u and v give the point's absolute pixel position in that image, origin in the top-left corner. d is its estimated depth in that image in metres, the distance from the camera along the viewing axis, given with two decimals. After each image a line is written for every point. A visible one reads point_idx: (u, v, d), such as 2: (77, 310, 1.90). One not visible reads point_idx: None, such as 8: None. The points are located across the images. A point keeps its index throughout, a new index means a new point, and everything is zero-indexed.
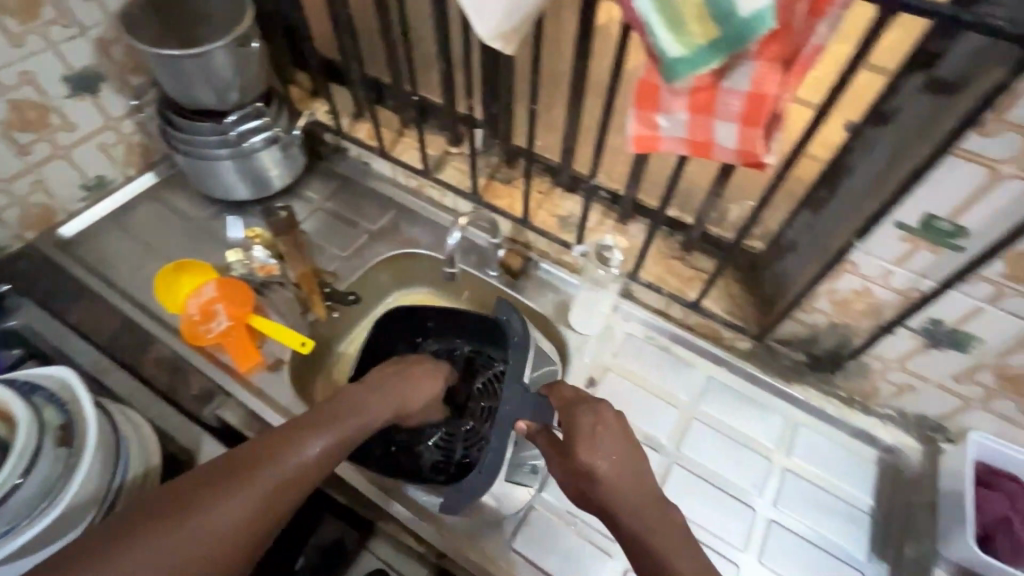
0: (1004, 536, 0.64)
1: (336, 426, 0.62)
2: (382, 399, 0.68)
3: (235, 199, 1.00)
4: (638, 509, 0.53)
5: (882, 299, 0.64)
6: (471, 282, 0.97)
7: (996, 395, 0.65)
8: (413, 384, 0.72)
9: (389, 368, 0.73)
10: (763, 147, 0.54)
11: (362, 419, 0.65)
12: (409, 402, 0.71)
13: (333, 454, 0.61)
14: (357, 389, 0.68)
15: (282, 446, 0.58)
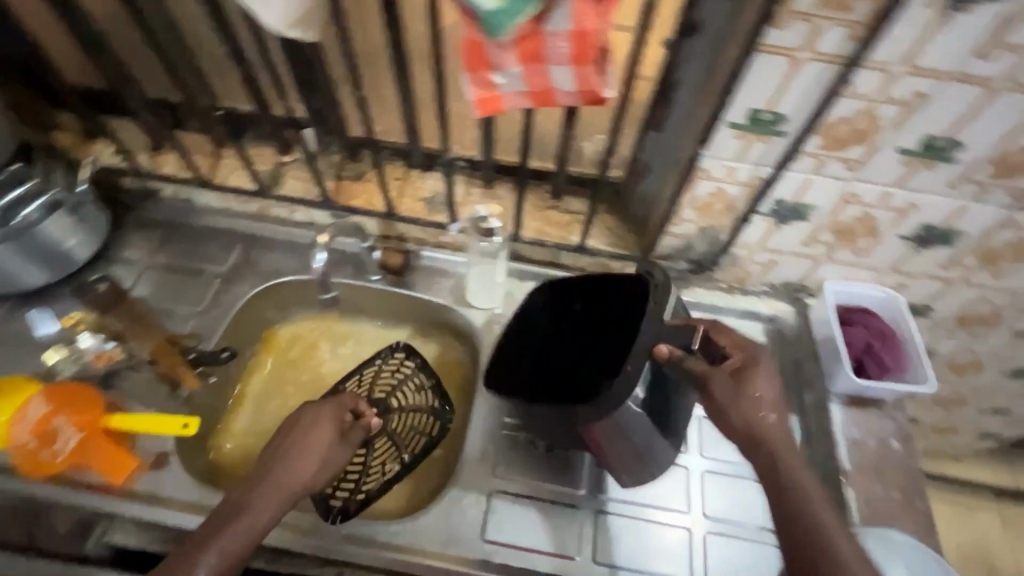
0: (871, 362, 0.76)
1: (220, 535, 0.56)
2: (272, 486, 0.60)
3: (32, 287, 0.80)
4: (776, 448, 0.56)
5: (733, 193, 0.70)
6: (351, 292, 0.90)
7: (836, 247, 0.76)
8: (299, 451, 0.63)
9: (283, 438, 0.64)
10: (600, 83, 0.54)
11: (252, 515, 0.57)
12: (297, 479, 0.61)
13: (241, 549, 0.56)
14: (295, 423, 0.65)
15: (206, 543, 0.55)
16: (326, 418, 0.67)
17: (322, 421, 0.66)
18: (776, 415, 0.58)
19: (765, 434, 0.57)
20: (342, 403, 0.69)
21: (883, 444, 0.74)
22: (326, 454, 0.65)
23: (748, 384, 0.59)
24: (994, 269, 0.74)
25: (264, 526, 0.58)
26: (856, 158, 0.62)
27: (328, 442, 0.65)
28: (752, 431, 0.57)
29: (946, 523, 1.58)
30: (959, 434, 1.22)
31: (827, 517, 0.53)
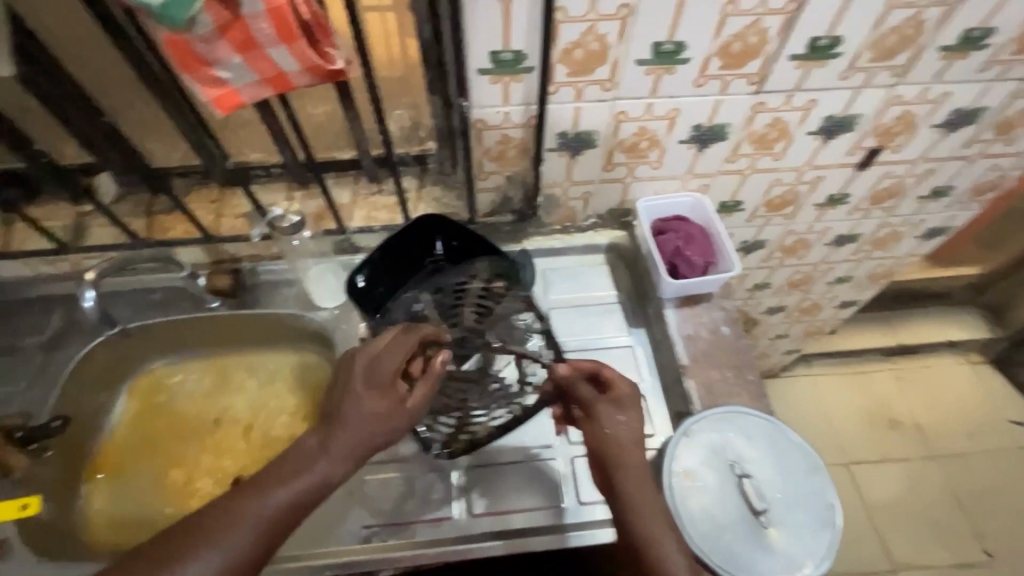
0: (683, 263, 0.81)
1: (285, 484, 0.53)
2: (346, 433, 0.56)
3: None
4: (620, 479, 0.60)
5: (518, 137, 0.73)
6: (190, 326, 0.86)
7: (634, 166, 0.80)
8: (367, 395, 0.58)
9: (370, 368, 0.60)
10: (322, 56, 0.54)
11: (319, 473, 0.54)
12: (365, 419, 0.56)
13: (277, 519, 0.53)
14: (375, 365, 0.60)
15: (277, 486, 0.53)
16: (388, 361, 0.60)
17: (388, 365, 0.60)
18: (633, 437, 0.62)
19: (618, 461, 0.61)
20: (404, 349, 0.62)
21: (715, 332, 0.80)
22: (395, 404, 0.58)
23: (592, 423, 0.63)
24: (771, 152, 0.81)
25: (302, 494, 0.54)
26: (606, 78, 0.66)
27: (399, 390, 0.59)
28: (609, 464, 0.61)
29: (848, 390, 1.73)
30: (823, 309, 1.33)
31: (668, 542, 0.57)
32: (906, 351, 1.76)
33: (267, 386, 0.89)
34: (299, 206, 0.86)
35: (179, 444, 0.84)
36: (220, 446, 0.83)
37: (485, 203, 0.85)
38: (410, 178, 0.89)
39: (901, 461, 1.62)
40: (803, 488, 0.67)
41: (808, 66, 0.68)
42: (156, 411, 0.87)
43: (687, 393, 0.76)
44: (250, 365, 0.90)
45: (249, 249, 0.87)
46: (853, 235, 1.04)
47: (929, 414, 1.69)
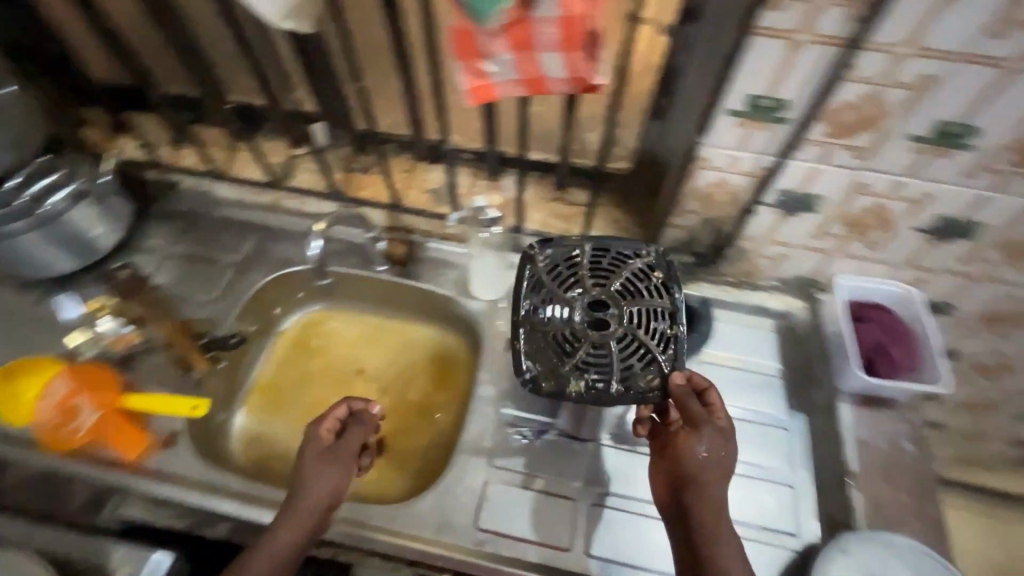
0: (883, 361, 0.72)
1: (284, 519, 0.61)
2: (294, 497, 0.63)
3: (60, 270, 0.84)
4: (711, 512, 0.55)
5: (737, 183, 0.68)
6: (357, 282, 0.91)
7: (848, 240, 0.73)
8: (315, 471, 0.65)
9: (324, 443, 0.67)
10: (589, 69, 0.54)
11: (310, 504, 0.62)
12: (321, 496, 0.63)
13: (299, 544, 0.60)
14: (330, 445, 0.67)
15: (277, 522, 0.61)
16: (329, 438, 0.68)
17: (343, 440, 0.68)
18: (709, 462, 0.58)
19: (698, 487, 0.57)
20: (366, 425, 0.70)
21: (894, 445, 0.71)
22: (347, 477, 0.66)
23: (692, 437, 0.59)
24: (1021, 263, 0.70)
25: (317, 525, 0.62)
26: (865, 145, 0.60)
27: (350, 464, 0.67)
28: (692, 488, 0.57)
29: (979, 535, 1.50)
30: (991, 441, 1.15)
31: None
32: None
33: (407, 357, 0.92)
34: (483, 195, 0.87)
35: (321, 386, 0.90)
36: (356, 400, 0.88)
37: (667, 238, 0.81)
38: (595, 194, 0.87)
39: None
40: None
41: None
42: (310, 349, 0.93)
43: (848, 503, 0.68)
44: (395, 331, 0.94)
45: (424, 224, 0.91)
46: None
47: None
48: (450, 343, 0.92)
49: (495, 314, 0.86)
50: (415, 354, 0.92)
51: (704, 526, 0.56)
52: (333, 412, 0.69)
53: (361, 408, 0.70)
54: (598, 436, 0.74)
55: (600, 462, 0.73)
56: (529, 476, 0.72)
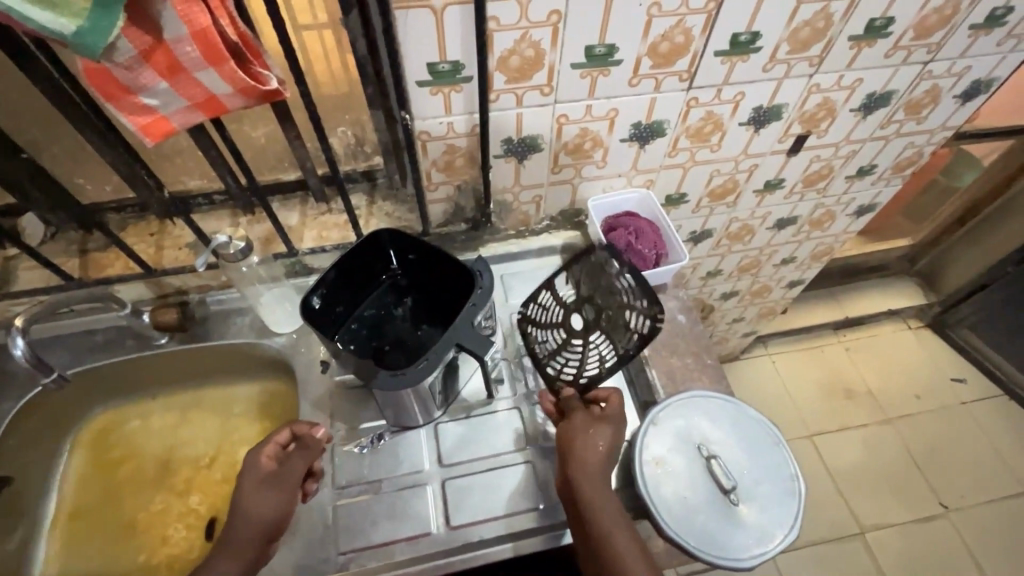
0: (635, 257, 0.83)
1: (224, 548, 0.59)
2: (238, 516, 0.60)
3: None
4: (591, 452, 0.64)
5: (463, 145, 0.74)
6: (139, 366, 0.82)
7: (580, 166, 0.82)
8: (261, 496, 0.62)
9: (270, 469, 0.64)
10: (252, 78, 0.53)
11: (248, 525, 0.60)
12: (264, 519, 0.60)
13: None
14: (276, 469, 0.64)
15: (227, 541, 0.59)
16: (272, 464, 0.64)
17: (287, 466, 0.65)
18: (606, 455, 0.65)
19: (588, 467, 0.63)
20: (310, 451, 0.67)
21: (671, 321, 0.83)
22: (292, 501, 0.64)
23: (580, 415, 0.68)
24: (708, 143, 0.84)
25: (254, 559, 0.60)
26: (543, 83, 0.68)
27: (296, 488, 0.65)
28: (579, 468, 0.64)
29: (805, 366, 1.81)
30: (774, 289, 1.39)
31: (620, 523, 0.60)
32: (853, 323, 1.86)
33: (228, 422, 0.86)
34: (245, 230, 0.84)
35: (139, 491, 0.80)
36: (186, 486, 0.81)
37: (438, 214, 0.85)
38: (359, 194, 0.88)
39: (860, 427, 1.71)
40: (766, 461, 0.70)
41: (732, 61, 0.72)
42: (115, 457, 0.83)
43: (651, 382, 0.78)
44: (207, 400, 0.87)
45: (196, 281, 0.84)
46: (793, 217, 1.10)
47: (879, 380, 1.79)
48: (273, 389, 0.88)
49: (301, 342, 0.84)
50: (237, 415, 0.86)
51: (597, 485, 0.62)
52: (275, 437, 0.66)
53: (306, 432, 0.68)
54: (433, 417, 0.76)
55: (440, 439, 0.75)
56: (377, 481, 0.72)
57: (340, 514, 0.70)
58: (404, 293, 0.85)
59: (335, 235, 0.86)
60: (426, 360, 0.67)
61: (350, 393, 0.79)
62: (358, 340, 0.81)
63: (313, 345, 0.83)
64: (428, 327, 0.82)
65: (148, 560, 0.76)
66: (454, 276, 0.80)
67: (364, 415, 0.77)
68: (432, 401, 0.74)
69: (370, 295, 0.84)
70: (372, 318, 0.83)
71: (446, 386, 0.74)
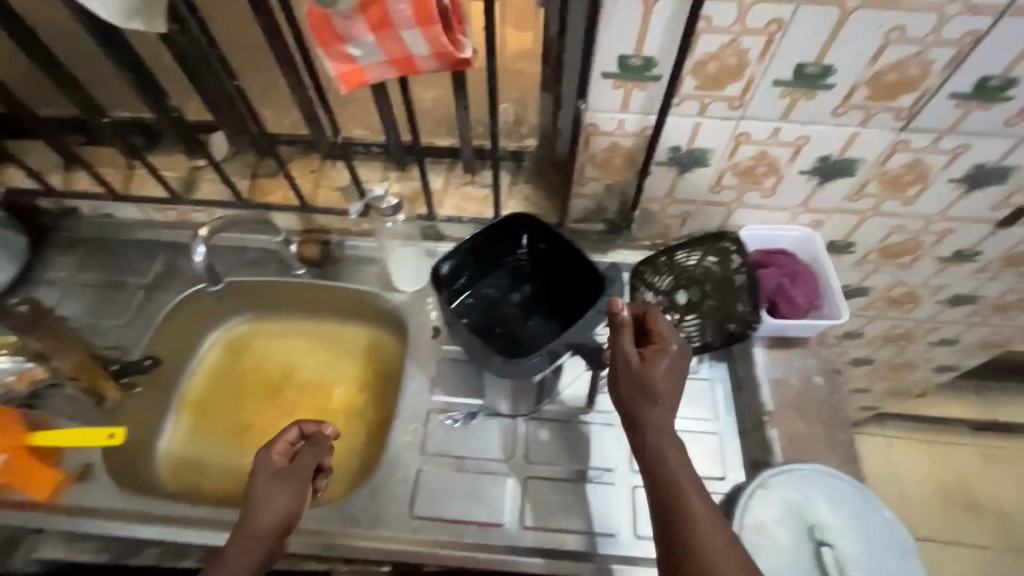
0: (784, 301, 0.76)
1: (232, 542, 0.56)
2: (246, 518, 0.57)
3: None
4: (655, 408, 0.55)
5: (628, 145, 0.70)
6: (275, 289, 0.89)
7: (744, 191, 0.75)
8: (270, 493, 0.59)
9: (279, 464, 0.61)
10: (451, 43, 0.53)
11: (252, 524, 0.57)
12: (274, 519, 0.58)
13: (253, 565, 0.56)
14: (278, 468, 0.61)
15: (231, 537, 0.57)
16: (281, 460, 0.62)
17: (295, 463, 0.62)
18: (669, 398, 0.56)
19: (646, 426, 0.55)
20: (319, 448, 0.63)
21: (805, 380, 0.74)
22: (302, 498, 0.60)
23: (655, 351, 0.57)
24: (902, 194, 0.73)
25: (268, 553, 0.57)
26: (736, 95, 0.62)
27: (307, 485, 0.61)
28: (644, 438, 0.55)
29: (925, 461, 1.58)
30: (917, 368, 1.21)
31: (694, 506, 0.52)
32: (1001, 429, 1.59)
33: (338, 358, 0.91)
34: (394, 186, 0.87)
35: (254, 401, 0.88)
36: (293, 408, 0.87)
37: (579, 208, 0.82)
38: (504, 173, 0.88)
39: (977, 548, 1.47)
40: (895, 572, 0.61)
41: (969, 107, 0.61)
42: (239, 364, 0.91)
43: (768, 441, 0.70)
44: (323, 334, 0.93)
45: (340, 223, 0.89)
46: (973, 296, 0.94)
47: (1016, 501, 1.52)
48: (382, 339, 0.92)
49: (418, 304, 0.86)
50: (346, 354, 0.91)
51: (664, 459, 0.54)
52: (284, 435, 0.63)
53: (313, 430, 0.64)
54: (528, 411, 0.75)
55: (530, 434, 0.74)
56: (462, 457, 0.73)
57: (420, 477, 0.71)
58: (524, 280, 0.84)
59: (473, 208, 0.87)
60: (538, 357, 0.66)
61: (454, 366, 0.80)
62: (472, 315, 0.81)
63: (429, 308, 0.85)
64: (543, 319, 0.81)
65: (247, 465, 0.83)
66: (581, 275, 0.78)
67: (463, 390, 0.78)
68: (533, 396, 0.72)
69: (494, 273, 0.84)
70: (490, 296, 0.83)
71: (548, 385, 0.73)
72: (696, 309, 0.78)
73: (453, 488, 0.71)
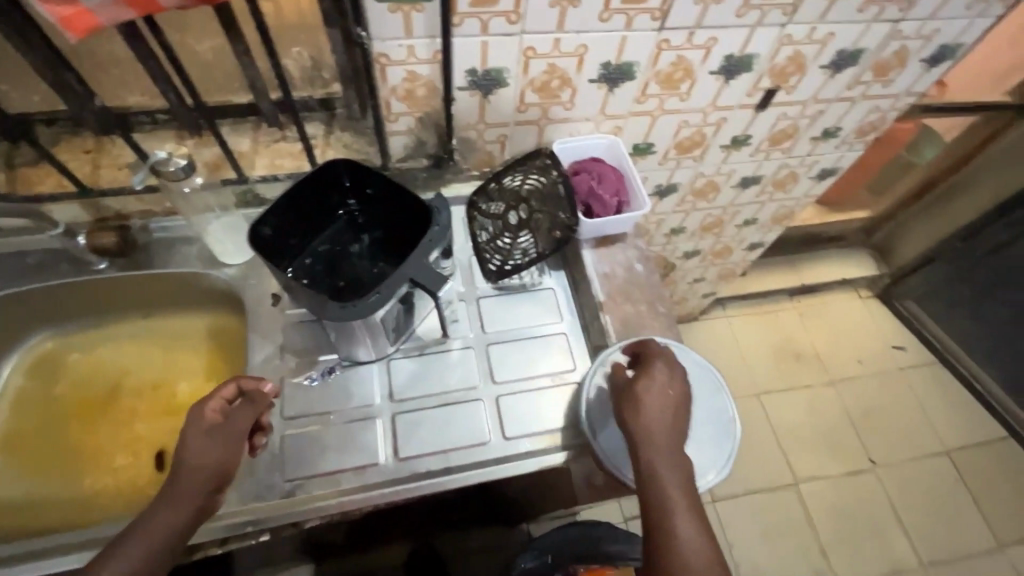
0: (595, 202, 0.83)
1: (165, 500, 0.57)
2: (181, 472, 0.58)
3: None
4: (657, 431, 0.63)
5: (425, 73, 0.71)
6: (75, 292, 0.79)
7: (546, 107, 0.80)
8: (201, 448, 0.59)
9: (212, 421, 0.61)
10: None
11: (188, 481, 0.57)
12: (205, 471, 0.58)
13: (181, 527, 0.57)
14: (215, 426, 0.60)
15: (165, 496, 0.57)
16: (215, 417, 0.61)
17: (231, 420, 0.62)
18: (671, 424, 0.64)
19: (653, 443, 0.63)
20: (256, 405, 0.64)
21: (629, 270, 0.84)
22: (235, 454, 0.61)
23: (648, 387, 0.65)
24: (677, 91, 0.83)
25: (198, 507, 0.58)
26: (511, 9, 0.64)
27: (240, 441, 0.62)
28: (643, 447, 0.63)
29: (760, 329, 1.88)
30: (735, 250, 1.42)
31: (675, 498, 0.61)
32: (809, 290, 1.93)
33: (175, 353, 0.84)
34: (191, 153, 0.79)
35: (81, 420, 0.78)
36: (131, 416, 0.79)
37: (399, 147, 0.82)
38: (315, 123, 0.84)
39: (804, 388, 1.80)
40: (705, 407, 0.73)
41: (706, 2, 0.70)
42: (53, 386, 0.80)
43: (604, 327, 0.79)
44: (152, 332, 0.85)
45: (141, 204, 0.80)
46: (757, 177, 1.10)
47: (826, 344, 1.88)
48: (223, 322, 0.86)
49: (250, 275, 0.81)
50: (185, 346, 0.84)
51: (666, 461, 0.62)
52: (220, 392, 0.63)
53: (252, 388, 0.64)
54: (385, 353, 0.76)
55: (392, 375, 0.75)
56: (326, 413, 0.72)
57: (285, 443, 0.70)
58: (361, 230, 0.82)
59: (288, 164, 0.82)
60: (376, 295, 0.66)
61: (302, 329, 0.77)
62: (310, 274, 0.79)
63: (263, 277, 0.81)
64: (385, 263, 0.81)
65: (88, 489, 0.75)
66: (411, 211, 0.78)
67: (316, 350, 0.76)
68: (385, 336, 0.73)
69: (325, 227, 0.81)
70: (326, 251, 0.81)
71: (399, 323, 0.74)
72: (528, 225, 0.83)
73: (321, 444, 0.70)
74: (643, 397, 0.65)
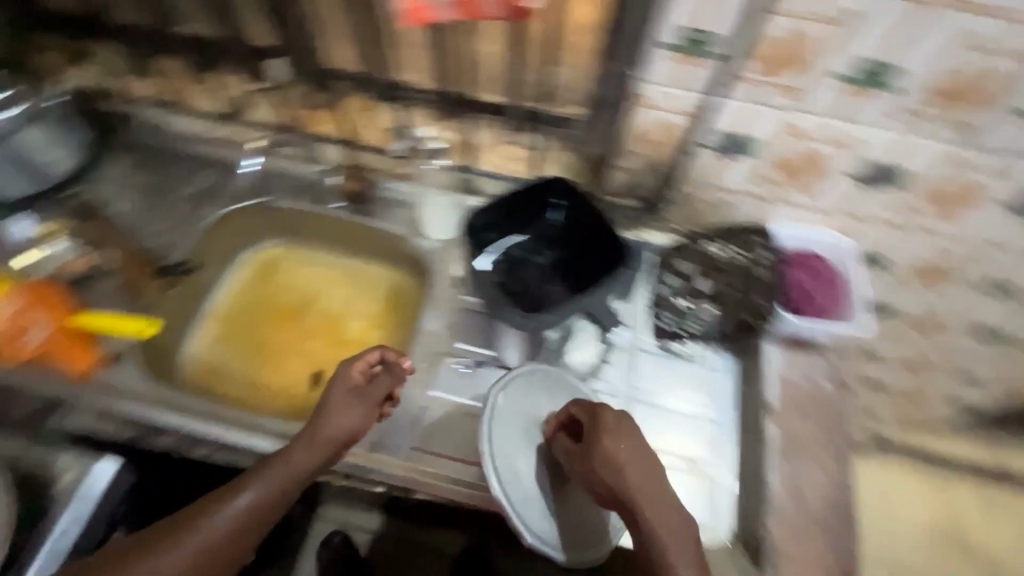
0: (803, 299, 0.75)
1: (294, 449, 0.62)
2: (310, 430, 0.63)
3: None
4: (626, 471, 0.57)
5: (677, 124, 0.70)
6: (312, 220, 0.93)
7: (785, 188, 0.75)
8: (342, 406, 0.66)
9: (355, 382, 0.69)
10: None
11: (309, 441, 0.62)
12: (341, 429, 0.64)
13: (306, 472, 0.61)
14: (354, 394, 0.67)
15: (289, 449, 0.62)
16: (360, 378, 0.69)
17: (372, 384, 0.69)
18: (636, 484, 0.56)
19: (634, 501, 0.56)
20: (394, 378, 0.70)
21: (814, 385, 0.75)
22: (368, 420, 0.66)
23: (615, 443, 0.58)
24: (948, 214, 0.72)
25: (330, 456, 0.63)
26: (792, 84, 0.62)
27: (374, 409, 0.67)
28: (629, 498, 0.56)
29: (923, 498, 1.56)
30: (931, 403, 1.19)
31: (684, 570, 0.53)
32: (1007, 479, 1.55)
33: (360, 296, 0.95)
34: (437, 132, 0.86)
35: (278, 323, 0.92)
36: (311, 334, 0.91)
37: (619, 180, 0.82)
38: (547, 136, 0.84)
39: None
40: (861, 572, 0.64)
41: None
42: (268, 287, 0.96)
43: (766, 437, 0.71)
44: (349, 271, 0.97)
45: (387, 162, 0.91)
46: (1004, 335, 0.91)
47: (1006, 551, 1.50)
48: (405, 284, 0.95)
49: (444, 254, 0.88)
50: (368, 292, 0.95)
51: (651, 506, 0.56)
52: (366, 357, 0.70)
53: (393, 359, 0.71)
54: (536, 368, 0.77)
55: None
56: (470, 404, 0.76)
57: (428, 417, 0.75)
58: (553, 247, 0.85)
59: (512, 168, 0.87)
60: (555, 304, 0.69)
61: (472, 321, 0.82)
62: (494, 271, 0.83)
63: (454, 259, 0.87)
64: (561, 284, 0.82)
65: (264, 380, 0.88)
66: (607, 245, 0.78)
67: (479, 344, 0.80)
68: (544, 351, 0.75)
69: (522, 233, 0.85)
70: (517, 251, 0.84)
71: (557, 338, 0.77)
72: (716, 298, 0.79)
73: (456, 430, 0.74)
74: (612, 457, 0.57)
